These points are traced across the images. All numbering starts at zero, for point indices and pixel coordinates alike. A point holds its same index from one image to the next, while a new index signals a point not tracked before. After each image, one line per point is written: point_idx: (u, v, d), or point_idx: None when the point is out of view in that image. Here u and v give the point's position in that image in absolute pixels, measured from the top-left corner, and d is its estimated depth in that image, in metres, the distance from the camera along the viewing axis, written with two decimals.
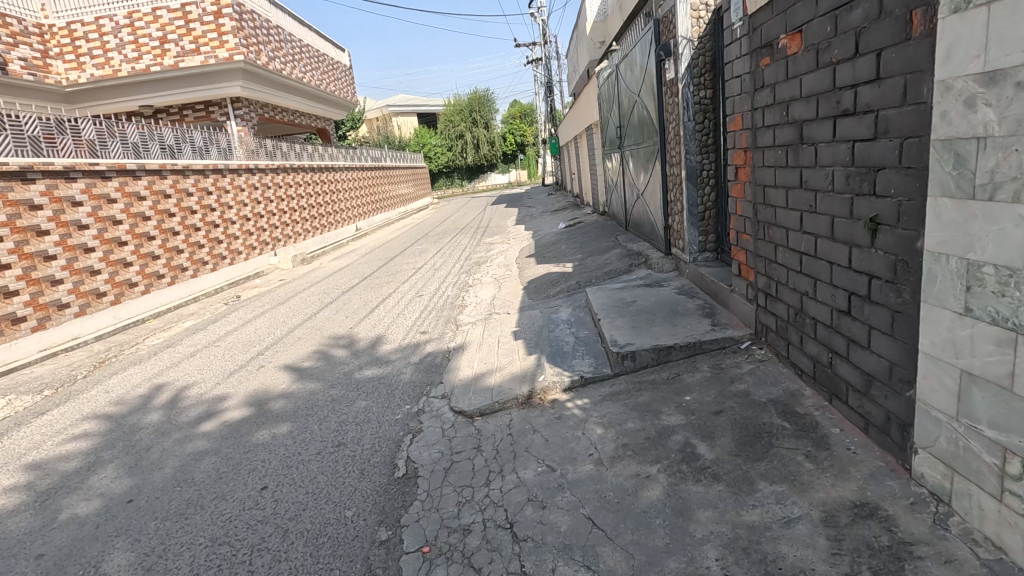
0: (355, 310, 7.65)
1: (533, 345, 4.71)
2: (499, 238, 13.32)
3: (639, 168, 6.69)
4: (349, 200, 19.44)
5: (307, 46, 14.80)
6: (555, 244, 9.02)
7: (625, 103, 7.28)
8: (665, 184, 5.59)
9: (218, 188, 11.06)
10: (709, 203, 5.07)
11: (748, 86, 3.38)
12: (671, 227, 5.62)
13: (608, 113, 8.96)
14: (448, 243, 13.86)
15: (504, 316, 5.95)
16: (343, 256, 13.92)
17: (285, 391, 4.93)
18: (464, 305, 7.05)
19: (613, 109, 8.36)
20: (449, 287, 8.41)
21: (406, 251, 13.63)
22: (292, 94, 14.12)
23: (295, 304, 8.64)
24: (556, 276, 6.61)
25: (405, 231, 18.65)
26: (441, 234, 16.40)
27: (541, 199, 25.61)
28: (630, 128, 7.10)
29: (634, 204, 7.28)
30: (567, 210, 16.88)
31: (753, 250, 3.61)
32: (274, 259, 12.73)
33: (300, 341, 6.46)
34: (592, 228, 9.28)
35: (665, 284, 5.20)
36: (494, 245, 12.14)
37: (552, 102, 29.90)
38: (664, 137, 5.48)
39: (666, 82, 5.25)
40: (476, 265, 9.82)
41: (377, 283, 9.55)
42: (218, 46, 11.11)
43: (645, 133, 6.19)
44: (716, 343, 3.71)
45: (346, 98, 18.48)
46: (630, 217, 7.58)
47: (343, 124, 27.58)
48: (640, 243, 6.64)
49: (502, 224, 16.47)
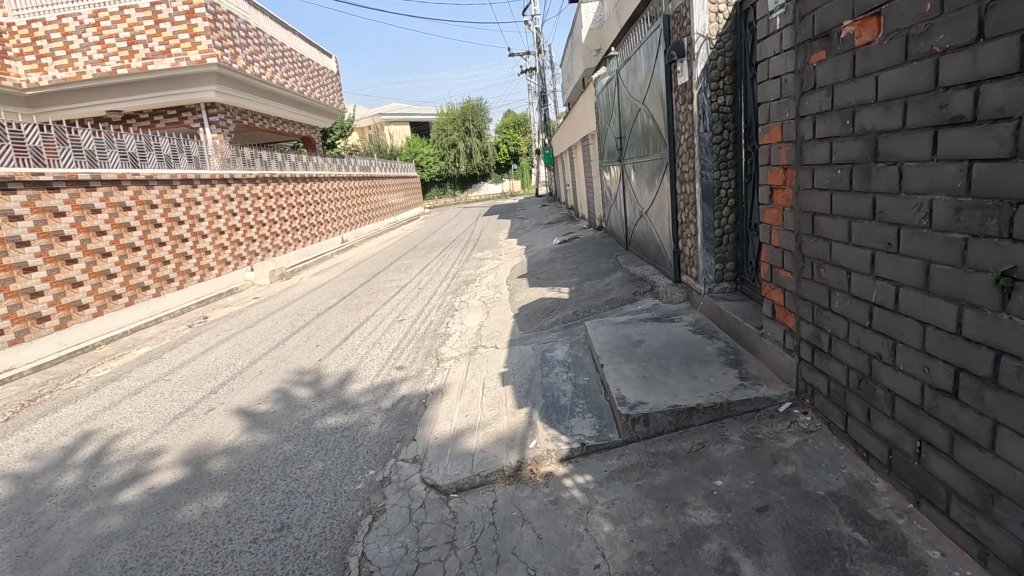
0: (327, 338, 6.90)
1: (523, 392, 4.00)
2: (490, 253, 12.65)
3: (643, 183, 6.03)
4: (335, 211, 18.70)
5: (289, 51, 14.15)
6: (549, 263, 8.33)
7: (627, 111, 6.64)
8: (674, 203, 4.92)
9: (188, 199, 10.30)
10: (728, 226, 4.40)
11: (793, 89, 2.72)
12: (681, 252, 4.95)
13: (606, 123, 8.35)
14: (437, 258, 13.16)
15: (491, 352, 5.24)
16: (324, 271, 13.16)
17: (230, 445, 4.17)
18: (447, 334, 6.33)
19: (612, 118, 7.73)
20: (433, 310, 7.68)
21: (391, 266, 12.90)
22: (273, 100, 13.45)
23: (264, 329, 7.88)
24: (550, 303, 5.90)
25: (393, 244, 17.94)
26: (430, 247, 15.70)
27: (534, 210, 25.02)
28: (632, 139, 6.45)
29: (637, 223, 6.61)
30: (561, 223, 16.25)
31: (794, 290, 2.93)
32: (250, 274, 11.95)
33: (260, 377, 5.70)
34: (589, 245, 8.61)
35: (675, 319, 4.51)
36: (484, 261, 11.43)
37: (546, 112, 29.42)
38: (674, 150, 4.82)
39: (677, 87, 4.60)
40: (463, 285, 9.10)
41: (357, 304, 8.82)
42: (190, 48, 10.42)
43: (650, 144, 5.54)
44: (747, 404, 3.02)
45: (332, 106, 17.84)
46: (632, 236, 6.91)
47: (331, 132, 26.92)
48: (644, 266, 5.97)
49: (494, 237, 15.78)
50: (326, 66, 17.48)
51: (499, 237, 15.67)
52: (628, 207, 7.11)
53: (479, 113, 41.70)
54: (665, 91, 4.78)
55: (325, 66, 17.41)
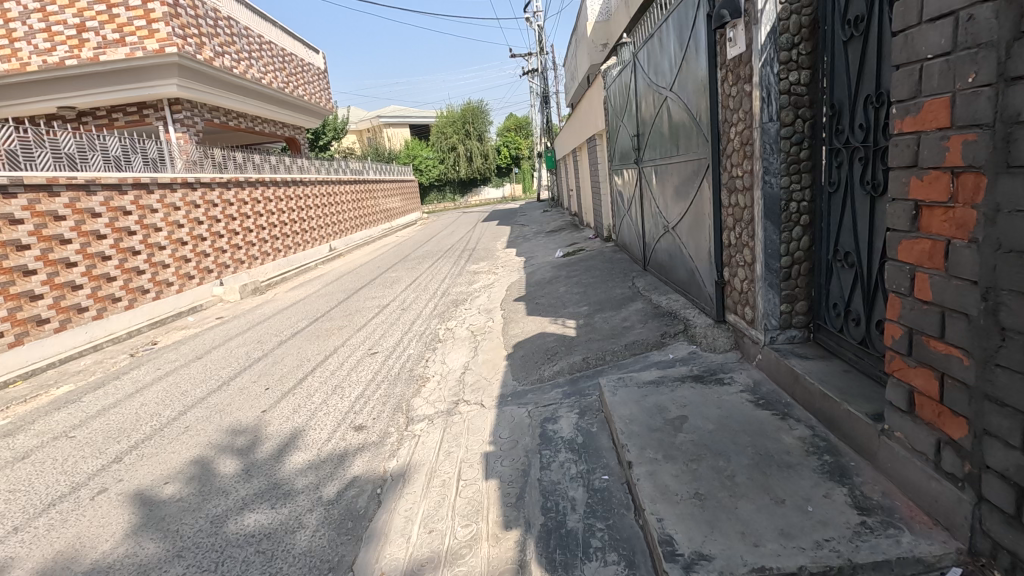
0: (281, 380, 5.66)
1: (514, 496, 2.76)
2: (486, 266, 11.42)
3: (669, 192, 4.82)
4: (323, 218, 17.48)
5: (267, 43, 12.98)
6: (551, 283, 7.08)
7: (647, 102, 5.42)
8: (718, 219, 3.70)
9: (142, 206, 9.06)
10: (799, 253, 3.17)
11: (996, 31, 1.51)
12: (726, 284, 3.74)
13: (618, 117, 7.13)
14: (427, 271, 11.94)
15: (475, 411, 4.00)
16: (304, 285, 11.98)
17: (98, 565, 2.92)
18: (425, 378, 5.09)
19: (627, 112, 6.49)
20: (413, 341, 6.45)
21: (378, 279, 11.71)
22: (248, 97, 12.29)
23: (213, 362, 6.64)
24: (552, 343, 4.67)
25: (383, 253, 16.73)
26: (422, 257, 14.53)
27: (535, 216, 23.85)
28: (654, 136, 5.22)
29: (659, 240, 5.39)
30: (564, 231, 15.05)
31: (971, 382, 1.70)
32: (219, 289, 10.76)
33: (183, 438, 4.46)
34: (598, 261, 7.39)
35: (724, 380, 3.28)
36: (478, 276, 10.23)
37: (549, 114, 28.23)
38: (719, 148, 3.60)
39: (726, 63, 3.40)
40: (452, 307, 7.86)
41: (327, 330, 7.59)
42: (147, 36, 9.27)
43: (681, 141, 4.33)
44: (883, 572, 1.79)
45: (319, 106, 16.71)
46: (652, 256, 5.70)
47: (324, 135, 25.80)
48: (671, 296, 4.75)
49: (491, 246, 14.60)
50: (312, 62, 16.33)
51: (497, 247, 14.47)
52: (648, 219, 5.88)
53: (479, 115, 40.58)
54: (707, 69, 3.58)
55: (310, 61, 16.24)
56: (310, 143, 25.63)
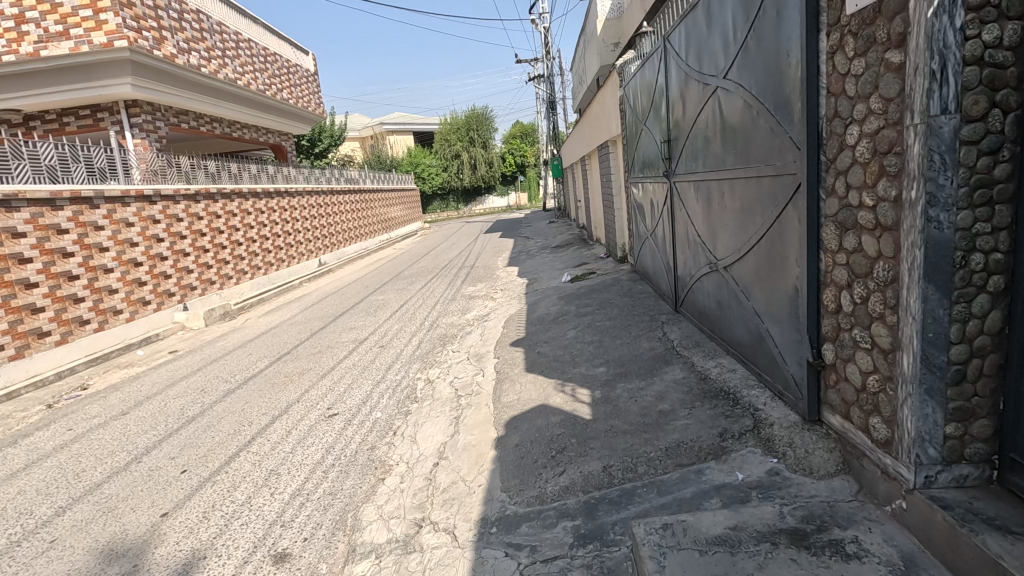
0: (207, 457, 4.36)
1: None
2: (484, 290, 10.12)
3: (720, 220, 3.51)
4: (313, 231, 16.24)
5: (244, 41, 11.84)
6: (556, 323, 5.76)
7: (684, 98, 4.11)
8: (817, 268, 2.39)
9: (83, 223, 7.83)
10: (984, 343, 1.83)
11: None
12: (827, 370, 2.42)
13: (640, 119, 5.83)
14: (418, 293, 10.67)
15: (443, 549, 2.67)
16: (281, 309, 10.78)
17: None
18: (387, 466, 3.77)
19: (653, 112, 5.19)
20: (385, 398, 5.16)
21: (363, 302, 10.48)
22: (222, 99, 11.14)
23: (138, 420, 5.36)
24: (558, 431, 3.34)
25: (376, 269, 15.49)
26: (417, 275, 13.30)
27: (541, 227, 22.63)
28: (695, 143, 3.91)
29: (700, 281, 4.08)
30: (572, 246, 13.80)
31: None
32: (181, 314, 9.56)
33: (38, 566, 3.16)
34: (615, 295, 6.07)
35: (848, 549, 1.93)
36: (474, 303, 8.95)
37: (555, 121, 27.06)
38: (823, 160, 2.28)
39: (842, 20, 2.08)
40: (438, 348, 6.56)
41: (288, 375, 6.30)
42: (94, 28, 8.11)
43: (745, 149, 3.01)
44: None
45: (309, 110, 15.59)
46: (690, 299, 4.39)
47: (320, 142, 24.72)
48: (723, 365, 3.43)
49: (492, 263, 13.36)
50: (300, 64, 15.23)
51: (498, 264, 13.19)
52: (683, 249, 4.56)
53: (484, 122, 39.50)
54: (805, 35, 2.27)
55: (298, 62, 15.11)
56: (306, 150, 24.55)
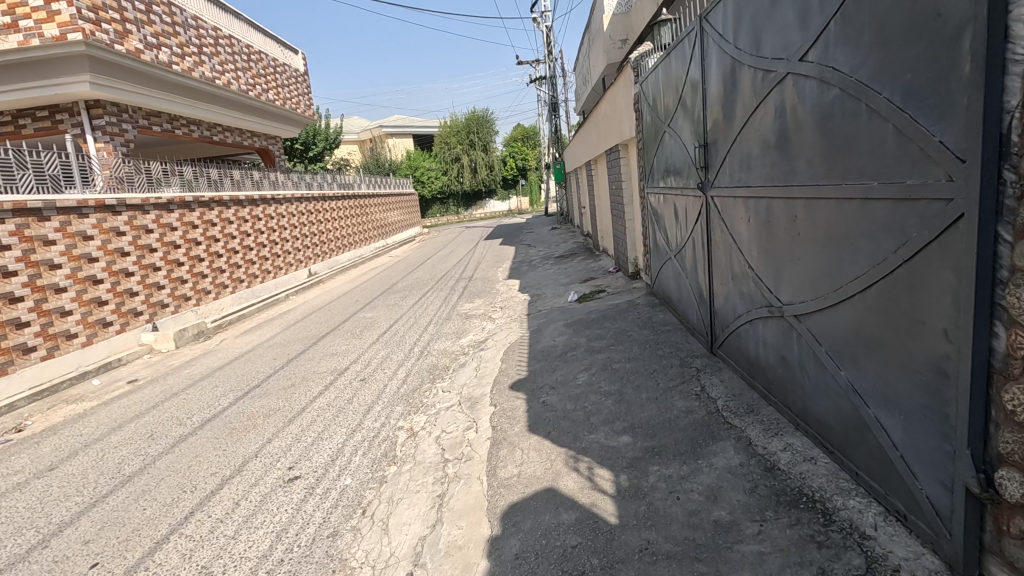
0: (128, 542, 3.48)
1: None
2: (482, 307, 9.26)
3: (789, 253, 2.62)
4: (303, 239, 15.38)
5: (224, 37, 11.02)
6: (565, 359, 4.86)
7: (731, 91, 3.22)
8: (996, 351, 1.51)
9: (29, 238, 6.98)
10: None
11: None
12: (1005, 510, 1.53)
13: (664, 118, 4.95)
14: (411, 310, 9.81)
15: None
16: (261, 328, 9.93)
17: None
18: (346, 571, 2.88)
19: (682, 110, 4.31)
20: (357, 457, 4.27)
21: (351, 320, 9.64)
22: (199, 100, 10.31)
23: (65, 480, 4.48)
24: (574, 541, 2.43)
25: (369, 280, 14.63)
26: (411, 287, 12.44)
27: (543, 233, 21.81)
28: (749, 149, 3.02)
29: (750, 325, 3.20)
30: (576, 257, 12.93)
31: None
32: (150, 334, 8.71)
33: None
34: (632, 325, 5.18)
35: None
36: (470, 324, 8.08)
37: (557, 123, 26.19)
38: (1019, 180, 1.39)
39: None
40: (427, 385, 5.67)
41: (251, 418, 5.42)
42: (46, 20, 7.26)
43: (840, 158, 2.12)
44: None
45: (299, 112, 14.77)
46: (735, 343, 3.51)
47: (315, 145, 23.96)
48: (796, 450, 2.54)
49: (491, 275, 12.51)
50: (289, 63, 14.41)
51: (497, 276, 12.31)
52: (723, 279, 3.68)
53: (484, 125, 38.66)
54: None
55: (286, 61, 14.30)
56: (300, 154, 23.77)
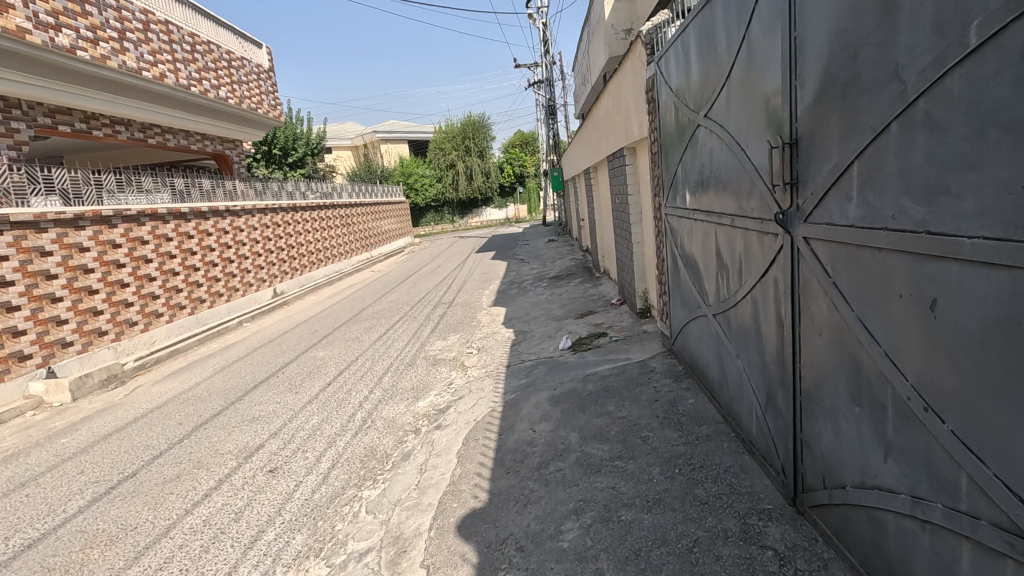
0: None
1: None
2: (457, 348, 7.52)
3: None
4: (267, 255, 13.70)
5: (157, 21, 9.38)
6: (546, 479, 3.12)
7: (878, 26, 1.50)
8: None
9: None
10: None
11: None
12: None
13: (700, 106, 3.22)
14: (372, 348, 8.10)
15: None
16: (191, 368, 8.25)
17: None
18: None
19: (738, 86, 2.58)
20: None
21: (298, 361, 7.94)
22: (119, 94, 8.67)
23: None
24: None
25: (340, 302, 12.94)
26: (382, 313, 10.75)
27: (539, 246, 20.10)
28: (944, 151, 1.31)
29: (922, 531, 1.49)
30: (574, 279, 11.22)
31: None
32: (38, 385, 6.98)
33: None
34: (648, 418, 3.45)
35: None
36: (435, 377, 6.34)
37: (557, 127, 24.50)
38: None
39: None
40: (351, 492, 3.93)
41: (89, 546, 3.69)
42: None
43: None
44: None
45: (262, 113, 13.15)
46: (863, 534, 1.79)
47: (295, 150, 22.38)
48: None
49: (476, 301, 10.79)
50: (250, 58, 12.79)
51: (482, 302, 10.60)
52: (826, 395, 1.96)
53: (480, 130, 37.03)
54: None
55: (247, 55, 12.68)
56: (279, 160, 22.17)
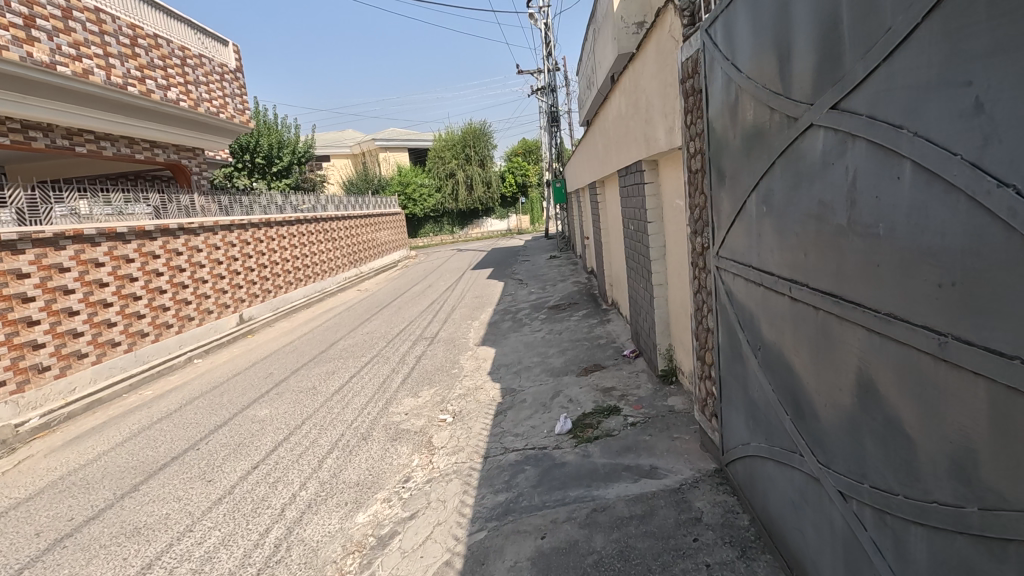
0: None
1: None
2: (427, 412, 5.89)
3: None
4: (233, 277, 12.17)
5: (82, 7, 7.90)
6: None
7: None
8: None
9: None
10: None
11: None
12: None
13: (819, 89, 1.65)
14: (325, 408, 6.48)
15: None
16: (103, 429, 6.67)
17: None
18: None
19: (984, 21, 1.02)
20: None
21: (231, 424, 6.33)
22: (21, 91, 7.14)
23: None
24: None
25: (313, 332, 11.40)
26: (353, 351, 9.17)
27: (540, 263, 18.48)
28: None
29: None
30: (578, 310, 9.62)
31: None
32: None
33: None
34: None
35: None
36: (390, 465, 4.74)
37: (560, 135, 23.00)
38: None
39: None
40: None
41: None
42: None
43: None
44: None
45: (226, 118, 11.66)
46: None
47: (279, 158, 20.90)
48: None
49: (463, 337, 9.19)
50: (211, 56, 11.32)
51: (469, 339, 8.99)
52: None
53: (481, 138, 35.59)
54: None
55: (207, 53, 11.21)
56: (262, 168, 20.68)
